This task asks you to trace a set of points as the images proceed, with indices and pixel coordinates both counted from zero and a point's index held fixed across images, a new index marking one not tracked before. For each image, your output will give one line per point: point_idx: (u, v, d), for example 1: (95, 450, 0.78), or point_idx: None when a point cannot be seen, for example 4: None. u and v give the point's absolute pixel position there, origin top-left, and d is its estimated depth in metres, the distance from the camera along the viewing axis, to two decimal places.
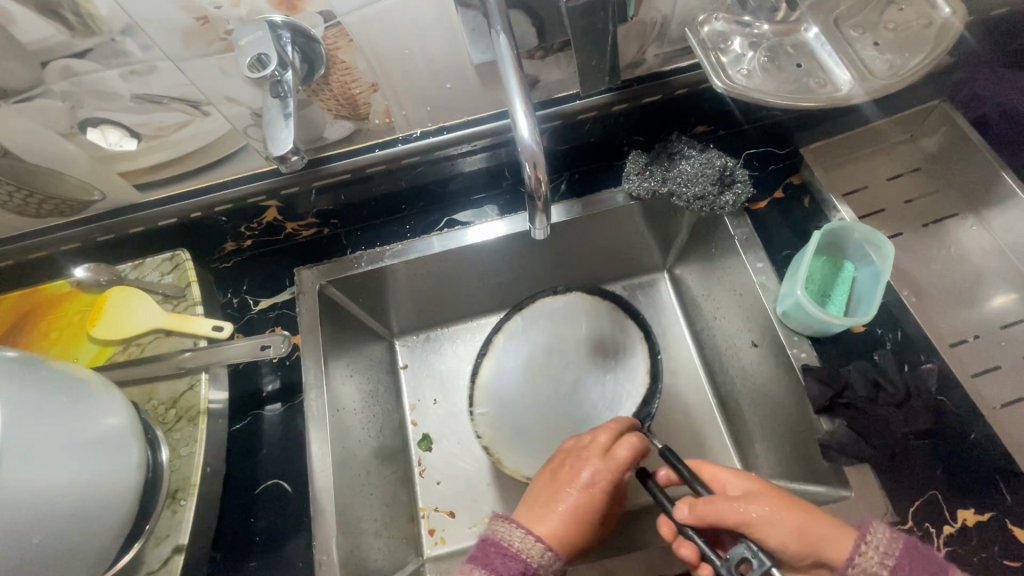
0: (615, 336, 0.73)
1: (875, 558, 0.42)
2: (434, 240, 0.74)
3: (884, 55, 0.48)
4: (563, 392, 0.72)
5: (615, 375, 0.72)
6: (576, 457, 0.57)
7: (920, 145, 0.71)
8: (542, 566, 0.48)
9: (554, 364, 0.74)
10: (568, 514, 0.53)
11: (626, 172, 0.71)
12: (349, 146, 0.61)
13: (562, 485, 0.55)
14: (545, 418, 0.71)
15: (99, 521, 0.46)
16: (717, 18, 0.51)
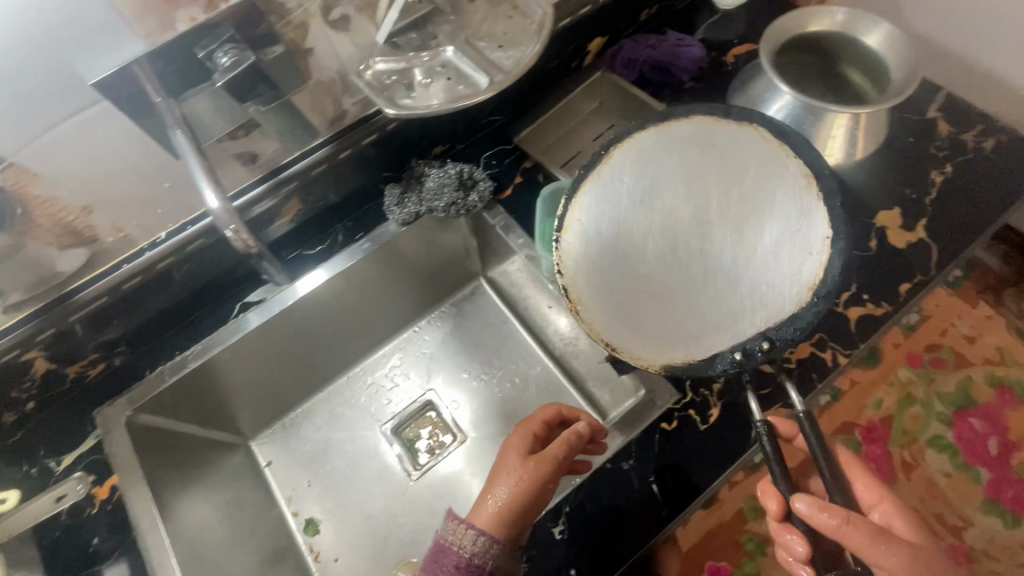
0: (759, 194, 0.58)
1: None
2: (252, 316, 0.75)
3: (508, 53, 0.61)
4: (694, 233, 0.59)
5: (772, 256, 0.56)
6: (514, 449, 0.62)
7: (608, 105, 0.88)
8: (476, 555, 0.55)
9: (678, 202, 0.60)
10: (510, 502, 0.57)
11: (387, 207, 0.78)
12: (93, 273, 0.61)
13: (501, 469, 0.60)
14: (708, 242, 0.59)
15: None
16: (377, 62, 0.61)
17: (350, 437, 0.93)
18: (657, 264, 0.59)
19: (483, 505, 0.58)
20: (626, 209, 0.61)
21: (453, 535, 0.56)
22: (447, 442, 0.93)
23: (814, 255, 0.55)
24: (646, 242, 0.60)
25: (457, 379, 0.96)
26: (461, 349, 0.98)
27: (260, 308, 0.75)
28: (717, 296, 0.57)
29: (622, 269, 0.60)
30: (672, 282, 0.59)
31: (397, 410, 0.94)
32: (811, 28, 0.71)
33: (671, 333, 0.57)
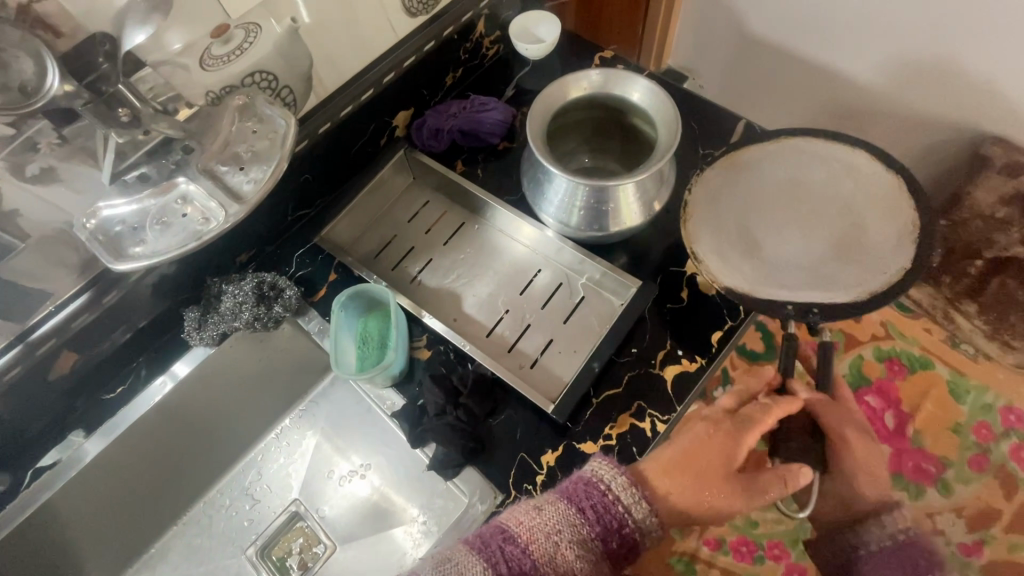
0: (852, 235, 0.70)
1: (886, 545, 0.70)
2: (89, 444, 0.71)
3: (250, 175, 0.57)
4: (827, 201, 0.73)
5: (864, 259, 0.67)
6: (726, 442, 0.61)
7: (422, 181, 0.85)
8: (622, 516, 0.55)
9: (819, 181, 0.74)
10: (706, 496, 0.59)
11: (188, 332, 0.73)
12: None
13: (706, 442, 0.61)
14: (809, 229, 0.72)
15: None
16: (102, 209, 0.56)
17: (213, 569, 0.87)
18: (773, 223, 0.73)
19: (681, 480, 0.58)
20: (767, 183, 0.75)
21: (600, 473, 0.57)
22: (319, 552, 0.88)
23: (888, 273, 0.64)
24: (770, 212, 0.74)
25: (324, 485, 0.90)
26: (324, 451, 0.91)
27: (99, 434, 0.72)
28: (793, 262, 0.70)
29: (796, 191, 0.74)
30: (773, 242, 0.72)
31: (259, 531, 0.89)
32: (570, 95, 0.69)
33: (748, 265, 0.69)
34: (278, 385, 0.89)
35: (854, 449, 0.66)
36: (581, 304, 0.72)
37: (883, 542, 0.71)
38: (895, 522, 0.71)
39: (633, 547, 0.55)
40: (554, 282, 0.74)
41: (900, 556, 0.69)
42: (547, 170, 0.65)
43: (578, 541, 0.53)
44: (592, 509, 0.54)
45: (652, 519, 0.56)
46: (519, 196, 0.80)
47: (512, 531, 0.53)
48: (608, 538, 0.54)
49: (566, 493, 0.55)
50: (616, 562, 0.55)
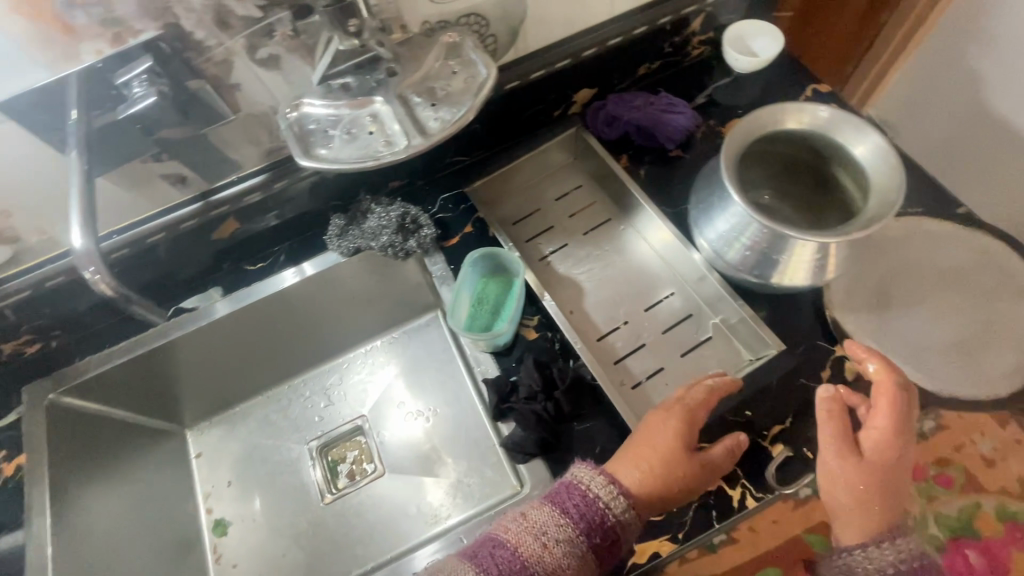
0: (983, 346, 0.62)
1: (888, 554, 0.52)
2: (219, 304, 0.79)
3: (439, 113, 0.58)
4: (988, 302, 0.64)
5: (975, 369, 0.61)
6: (666, 427, 0.55)
7: (580, 165, 0.83)
8: (611, 508, 0.52)
9: (991, 281, 0.65)
10: (664, 490, 0.53)
11: (329, 236, 0.77)
12: (20, 267, 0.65)
13: (650, 428, 0.56)
14: (955, 314, 0.64)
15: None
16: (305, 103, 0.59)
17: (281, 448, 0.94)
18: (922, 287, 0.66)
19: (634, 469, 0.54)
20: (936, 255, 0.67)
21: (578, 475, 0.54)
22: (368, 470, 0.92)
23: (981, 391, 0.60)
24: (926, 275, 0.66)
25: (390, 412, 0.95)
26: (401, 383, 0.96)
27: (229, 298, 0.79)
28: (912, 332, 0.64)
29: (954, 268, 0.66)
30: (902, 306, 0.65)
31: (324, 430, 0.95)
32: (785, 124, 0.63)
33: (862, 311, 0.65)
34: (383, 311, 0.95)
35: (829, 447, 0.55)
36: (704, 344, 0.67)
37: (870, 568, 0.52)
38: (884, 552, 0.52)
39: (622, 544, 0.52)
40: (682, 310, 0.69)
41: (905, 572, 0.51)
42: (726, 193, 0.59)
43: (564, 541, 0.50)
44: (576, 508, 0.51)
45: (625, 510, 0.52)
46: (676, 209, 0.75)
47: (501, 537, 0.51)
48: (597, 535, 0.51)
49: (549, 499, 0.53)
50: (607, 559, 0.51)
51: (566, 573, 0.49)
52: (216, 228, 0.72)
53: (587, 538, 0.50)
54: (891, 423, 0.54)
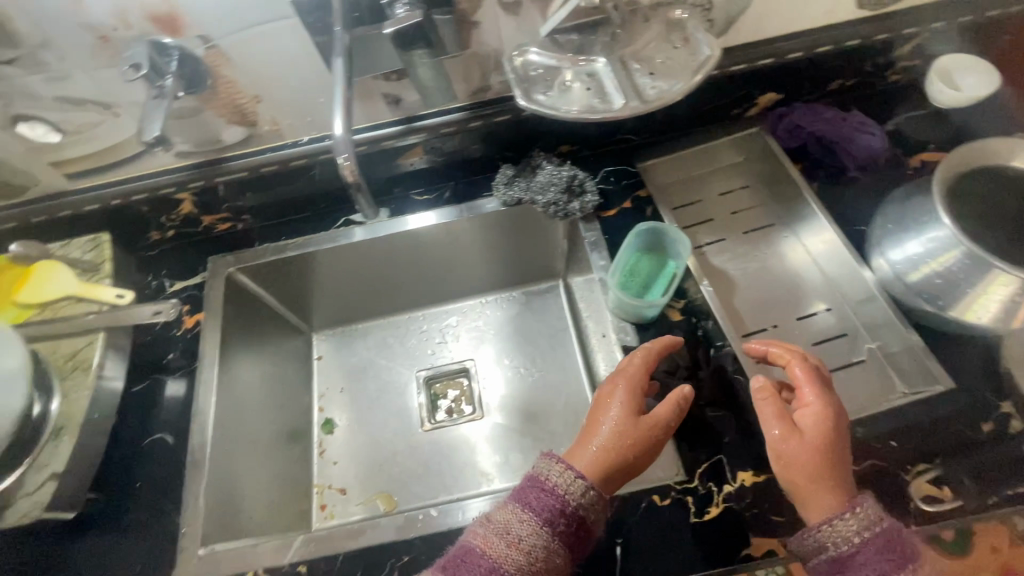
0: None
1: (851, 526, 0.47)
2: (358, 231, 0.84)
3: (656, 82, 0.60)
4: None
5: None
6: (614, 403, 0.58)
7: (748, 166, 0.82)
8: (577, 494, 0.52)
9: None
10: (620, 462, 0.55)
11: (496, 182, 0.82)
12: (245, 149, 0.74)
13: (601, 403, 0.60)
14: None
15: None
16: (530, 52, 0.64)
17: (391, 369, 1.01)
18: None
19: (588, 443, 0.57)
20: None
21: (540, 469, 0.54)
22: (467, 411, 0.96)
23: None
24: None
25: (497, 363, 1.00)
26: (512, 338, 1.02)
27: (366, 228, 0.84)
28: None
29: None
30: None
31: (433, 364, 1.01)
32: (1009, 164, 0.61)
33: None
34: (512, 268, 1.03)
35: (773, 419, 0.53)
36: (857, 366, 0.65)
37: (844, 537, 0.47)
38: (851, 521, 0.47)
39: (588, 527, 0.52)
40: (837, 328, 0.68)
41: (880, 546, 0.45)
42: (931, 215, 0.59)
43: (533, 534, 0.49)
44: (538, 501, 0.51)
45: (588, 496, 0.52)
46: (848, 229, 0.73)
47: (471, 543, 0.50)
48: (562, 525, 0.50)
49: (513, 497, 0.52)
50: (576, 548, 0.51)
51: (538, 567, 0.48)
52: (406, 153, 0.78)
53: (550, 527, 0.50)
54: (817, 396, 0.53)
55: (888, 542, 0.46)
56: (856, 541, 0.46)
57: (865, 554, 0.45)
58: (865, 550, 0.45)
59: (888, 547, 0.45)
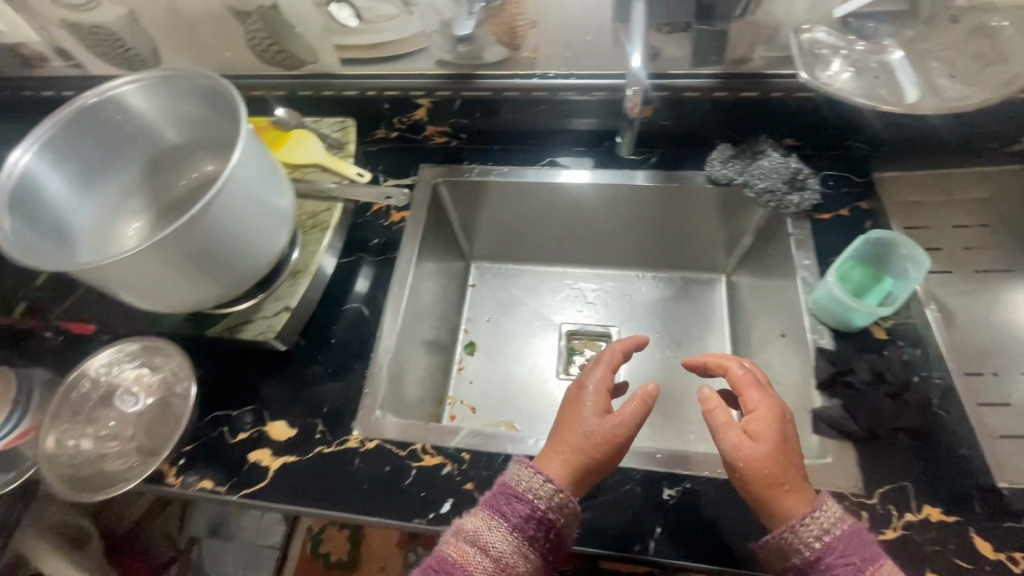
0: None
1: (813, 532, 0.50)
2: (531, 171, 0.90)
3: (954, 86, 0.58)
4: None
5: None
6: (582, 409, 0.61)
7: (990, 205, 0.76)
8: (549, 498, 0.55)
9: None
10: (589, 464, 0.58)
11: (710, 158, 0.83)
12: (497, 71, 0.79)
13: (573, 408, 0.62)
14: None
15: (221, 233, 0.58)
16: (817, 29, 0.64)
17: (537, 315, 1.05)
18: None
19: (559, 448, 0.59)
20: None
21: (513, 476, 0.58)
22: None
23: None
24: None
25: (640, 337, 1.00)
26: (663, 318, 1.01)
27: (537, 169, 0.90)
28: None
29: None
30: None
31: (574, 322, 1.03)
32: None
33: None
34: (678, 253, 1.02)
35: (727, 425, 0.55)
36: None
37: (815, 540, 0.50)
38: (825, 518, 0.50)
39: (562, 532, 0.56)
40: None
41: (841, 545, 0.49)
42: None
43: (506, 541, 0.53)
44: (506, 509, 0.55)
45: (557, 501, 0.55)
46: None
47: (448, 550, 0.54)
48: (534, 532, 0.54)
49: (483, 506, 0.56)
50: (551, 552, 0.55)
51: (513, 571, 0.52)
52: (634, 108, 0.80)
53: (522, 531, 0.54)
54: (762, 400, 0.56)
55: (851, 539, 0.50)
56: (821, 542, 0.50)
57: (836, 560, 0.49)
58: (829, 555, 0.49)
59: (853, 551, 0.49)
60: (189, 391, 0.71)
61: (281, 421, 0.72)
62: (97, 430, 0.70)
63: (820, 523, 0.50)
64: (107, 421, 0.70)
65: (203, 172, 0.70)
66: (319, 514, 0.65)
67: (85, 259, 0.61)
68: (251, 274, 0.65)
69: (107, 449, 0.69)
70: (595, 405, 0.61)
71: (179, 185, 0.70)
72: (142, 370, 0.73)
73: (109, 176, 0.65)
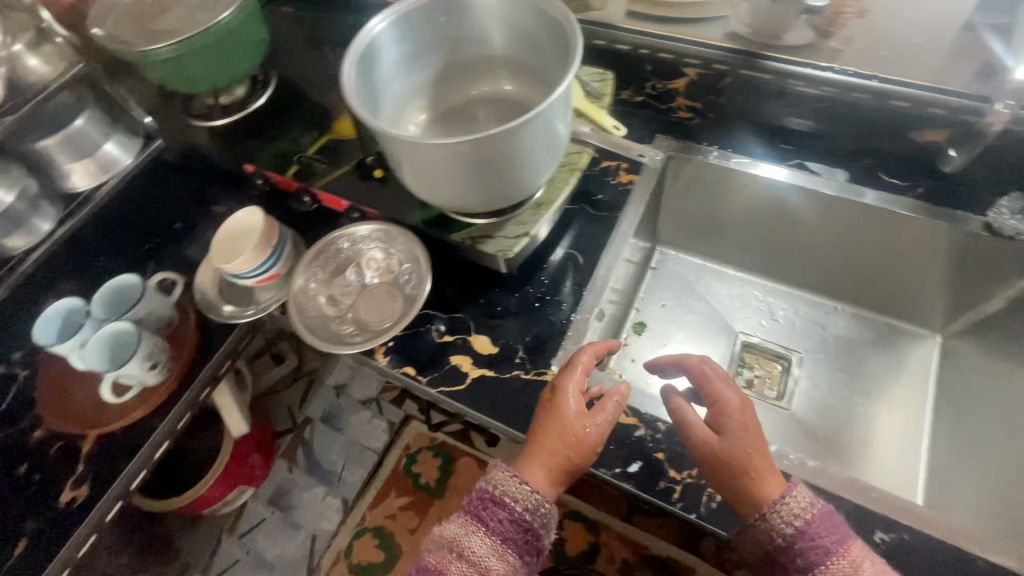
0: None
1: (784, 518, 0.54)
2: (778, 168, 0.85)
3: None
4: None
5: None
6: (557, 414, 0.62)
7: None
8: (532, 504, 0.57)
9: None
10: (566, 461, 0.60)
11: (997, 207, 0.76)
12: (791, 56, 0.78)
13: (549, 416, 0.62)
14: None
15: (516, 149, 0.61)
16: None
17: (713, 317, 1.01)
18: None
19: (541, 456, 0.60)
20: None
21: (492, 479, 0.60)
22: (770, 395, 0.93)
23: None
24: None
25: (824, 370, 0.94)
26: (853, 359, 0.94)
27: (781, 168, 0.85)
28: None
29: None
30: None
31: (755, 335, 0.98)
32: None
33: None
34: (893, 297, 0.93)
35: (699, 427, 0.60)
36: None
37: (790, 526, 0.53)
38: (795, 505, 0.54)
39: (538, 533, 0.58)
40: None
41: (812, 534, 0.52)
42: None
43: (486, 550, 0.56)
44: (485, 512, 0.57)
45: (533, 502, 0.58)
46: None
47: (430, 557, 0.58)
48: (512, 534, 0.57)
49: (464, 511, 0.59)
50: (530, 550, 0.57)
51: None
52: (930, 130, 0.76)
53: (495, 531, 0.57)
54: (735, 394, 0.62)
55: (822, 520, 0.53)
56: (795, 526, 0.53)
57: (813, 548, 0.52)
58: (805, 542, 0.52)
59: (826, 538, 0.52)
60: (420, 288, 0.77)
61: (484, 337, 0.75)
62: (336, 295, 0.77)
63: (794, 513, 0.53)
64: (345, 290, 0.78)
65: (494, 91, 0.75)
66: (505, 430, 0.68)
67: (380, 119, 0.67)
68: (513, 193, 0.68)
69: (342, 316, 0.76)
70: (569, 412, 0.62)
71: (466, 96, 0.76)
72: (382, 257, 0.79)
73: (420, 68, 0.71)
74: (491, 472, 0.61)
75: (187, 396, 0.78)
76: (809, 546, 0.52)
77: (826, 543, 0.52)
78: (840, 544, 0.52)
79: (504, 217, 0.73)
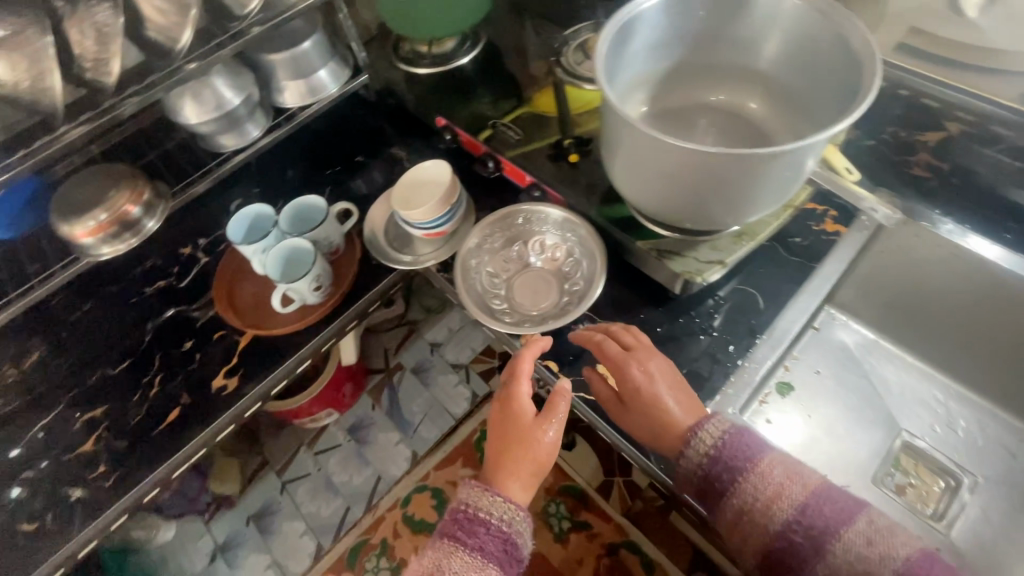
0: None
1: (705, 449, 0.59)
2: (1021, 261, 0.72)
3: None
4: None
5: None
6: (510, 415, 0.67)
7: None
8: (505, 514, 0.61)
9: None
10: (531, 463, 0.64)
11: None
12: None
13: (502, 419, 0.67)
14: None
15: (760, 179, 0.55)
16: None
17: (870, 399, 0.89)
18: None
19: (501, 463, 0.65)
20: None
21: (466, 498, 0.63)
22: (924, 510, 0.81)
23: None
24: None
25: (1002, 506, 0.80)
26: None
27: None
28: None
29: None
30: None
31: (923, 440, 0.85)
32: None
33: None
34: None
35: (620, 403, 0.65)
36: None
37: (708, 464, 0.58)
38: (709, 441, 0.59)
39: (513, 542, 0.60)
40: None
41: (732, 459, 0.57)
42: None
43: (467, 568, 0.57)
44: (462, 531, 0.60)
45: (507, 512, 0.61)
46: None
47: None
48: (490, 547, 0.59)
49: (441, 533, 0.61)
50: (511, 559, 0.60)
51: None
52: None
53: (471, 542, 0.59)
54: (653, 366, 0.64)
55: (736, 443, 0.58)
56: (717, 457, 0.58)
57: (744, 475, 0.57)
58: (739, 478, 0.57)
59: (758, 467, 0.57)
60: (590, 288, 0.73)
61: None
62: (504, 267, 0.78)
63: (727, 456, 0.58)
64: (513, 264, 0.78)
65: (735, 105, 0.69)
66: (637, 458, 0.66)
67: (613, 90, 0.64)
68: (723, 221, 0.61)
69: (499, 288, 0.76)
70: (515, 403, 0.67)
71: (702, 101, 0.71)
72: (560, 247, 0.77)
73: (664, 55, 0.66)
74: (464, 492, 0.63)
75: (334, 326, 0.80)
76: (740, 476, 0.57)
77: (764, 475, 0.56)
78: (757, 460, 0.57)
79: (698, 239, 0.67)
